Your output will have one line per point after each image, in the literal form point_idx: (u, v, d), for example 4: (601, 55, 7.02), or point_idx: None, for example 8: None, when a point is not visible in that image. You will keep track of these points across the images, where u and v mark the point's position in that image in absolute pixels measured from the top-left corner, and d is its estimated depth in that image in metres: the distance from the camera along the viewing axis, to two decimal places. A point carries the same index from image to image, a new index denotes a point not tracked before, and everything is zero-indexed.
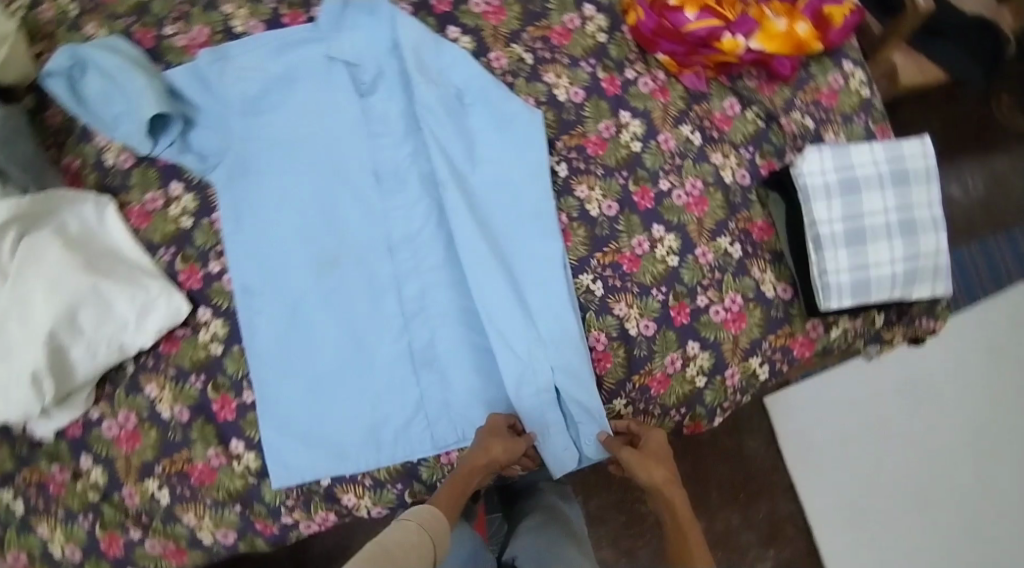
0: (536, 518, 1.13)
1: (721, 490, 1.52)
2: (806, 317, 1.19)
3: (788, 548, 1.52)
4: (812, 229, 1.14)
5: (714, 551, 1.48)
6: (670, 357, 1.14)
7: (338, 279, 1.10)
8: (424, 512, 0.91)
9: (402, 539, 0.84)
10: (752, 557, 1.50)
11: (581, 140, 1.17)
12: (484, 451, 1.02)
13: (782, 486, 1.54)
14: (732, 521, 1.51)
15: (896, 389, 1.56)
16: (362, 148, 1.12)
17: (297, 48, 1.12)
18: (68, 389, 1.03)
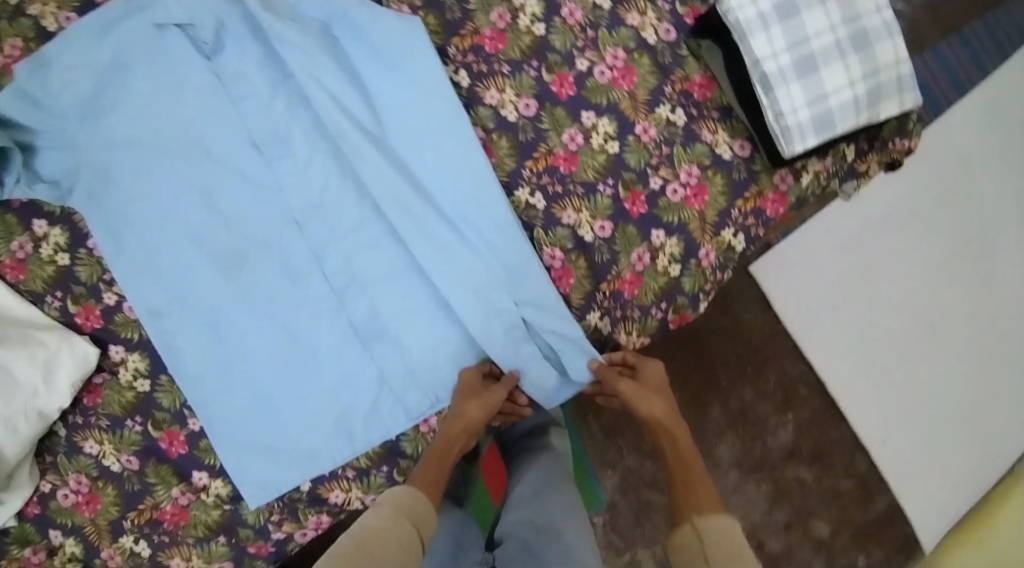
0: (529, 488, 1.01)
1: (727, 369, 1.45)
2: (773, 171, 1.06)
3: (805, 411, 1.45)
4: (757, 68, 1.00)
5: (733, 431, 1.45)
6: (636, 254, 1.03)
7: (249, 272, 0.98)
8: (403, 493, 0.88)
9: (377, 531, 0.82)
10: (773, 426, 1.45)
11: (475, 39, 1.02)
12: (460, 420, 0.95)
13: (788, 349, 1.46)
14: (745, 396, 1.45)
15: (871, 218, 1.51)
16: (230, 120, 0.98)
17: (118, 25, 0.94)
18: (3, 473, 0.93)
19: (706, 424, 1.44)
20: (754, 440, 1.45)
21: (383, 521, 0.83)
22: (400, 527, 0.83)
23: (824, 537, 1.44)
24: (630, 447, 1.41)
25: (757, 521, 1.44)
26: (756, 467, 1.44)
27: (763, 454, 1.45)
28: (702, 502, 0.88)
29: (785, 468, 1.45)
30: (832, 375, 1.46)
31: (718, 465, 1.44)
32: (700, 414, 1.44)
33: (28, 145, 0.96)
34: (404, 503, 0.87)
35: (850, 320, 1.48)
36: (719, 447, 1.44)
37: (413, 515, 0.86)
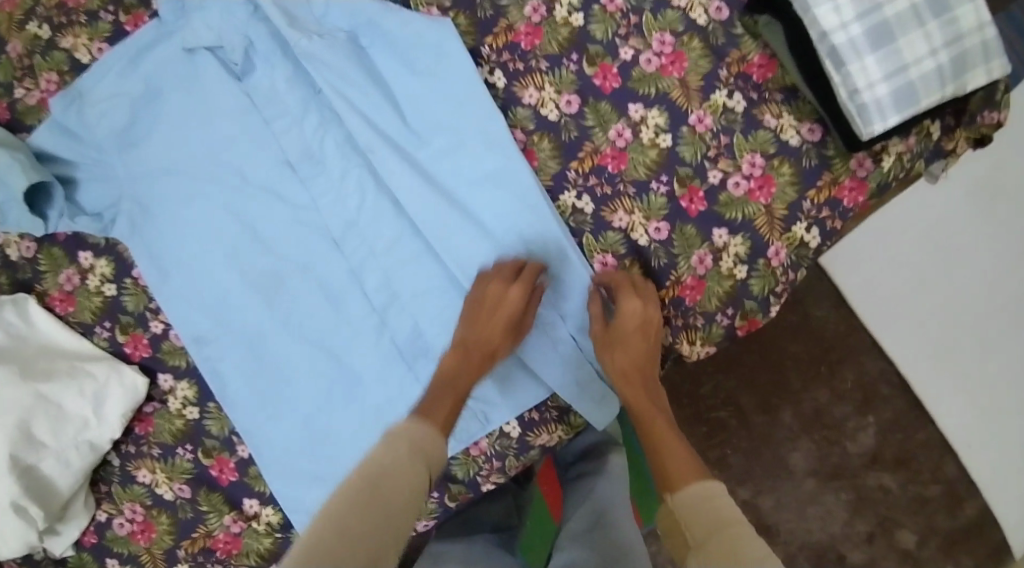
0: (581, 525, 0.94)
1: (799, 368, 1.33)
2: (849, 156, 0.94)
3: (888, 411, 1.31)
4: (824, 42, 0.89)
5: (809, 434, 1.32)
6: (697, 256, 0.94)
7: (289, 293, 0.96)
8: (418, 432, 0.75)
9: (391, 475, 0.69)
10: (852, 429, 1.31)
11: (509, 36, 0.98)
12: (488, 356, 0.87)
13: (866, 346, 1.32)
14: (820, 398, 1.32)
15: (961, 201, 1.30)
16: (263, 140, 0.97)
17: (152, 53, 0.96)
18: (58, 505, 0.93)
19: (779, 430, 1.32)
20: (831, 446, 1.31)
21: (396, 463, 0.71)
22: (415, 478, 0.71)
23: (911, 548, 1.29)
24: None
25: (836, 533, 1.30)
26: (834, 475, 1.31)
27: (841, 461, 1.31)
28: (679, 473, 0.75)
29: (867, 475, 1.31)
30: (913, 368, 1.30)
31: (791, 472, 1.32)
32: (771, 420, 1.32)
33: (68, 178, 0.96)
34: (416, 443, 0.74)
35: (927, 302, 1.30)
36: (793, 454, 1.32)
37: (425, 453, 0.74)
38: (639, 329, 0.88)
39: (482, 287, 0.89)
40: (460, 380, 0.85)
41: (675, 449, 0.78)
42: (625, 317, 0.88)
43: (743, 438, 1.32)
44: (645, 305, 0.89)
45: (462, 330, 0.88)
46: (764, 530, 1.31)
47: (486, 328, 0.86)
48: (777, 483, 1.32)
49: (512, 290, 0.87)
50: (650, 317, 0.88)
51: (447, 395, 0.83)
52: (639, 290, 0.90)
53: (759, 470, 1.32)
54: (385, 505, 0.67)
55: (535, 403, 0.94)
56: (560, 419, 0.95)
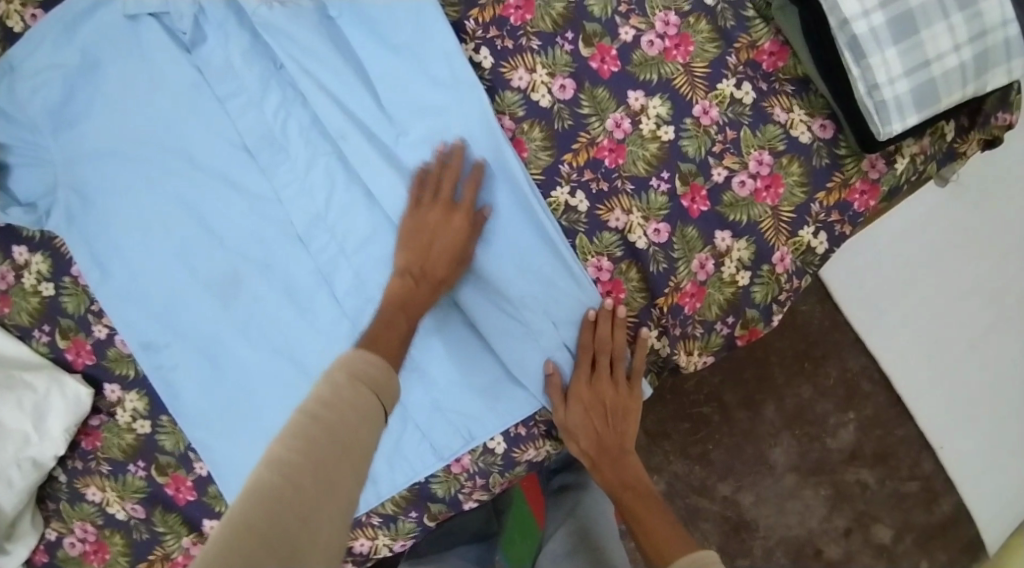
0: (563, 547, 0.96)
1: (784, 363, 1.30)
2: (861, 156, 0.88)
3: (868, 407, 1.29)
4: (844, 32, 0.82)
5: (790, 429, 1.29)
6: (697, 261, 0.87)
7: (249, 297, 0.86)
8: (369, 364, 0.65)
9: (339, 408, 0.59)
10: (833, 425, 1.29)
11: (497, 10, 0.87)
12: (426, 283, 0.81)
13: (849, 340, 1.29)
14: (802, 395, 1.29)
15: (971, 200, 1.28)
16: (218, 123, 0.86)
17: (88, 20, 0.84)
18: (6, 523, 0.84)
19: (760, 425, 1.29)
20: (812, 443, 1.29)
21: (340, 400, 0.61)
22: (364, 413, 0.62)
23: (886, 542, 1.29)
24: (676, 452, 1.28)
25: (814, 528, 1.29)
26: (813, 470, 1.29)
27: (820, 457, 1.29)
28: (670, 552, 0.77)
29: (845, 470, 1.29)
30: (897, 364, 1.28)
31: (772, 468, 1.29)
32: (753, 415, 1.29)
33: None
34: (363, 373, 0.64)
35: (910, 301, 1.28)
36: (774, 449, 1.29)
37: (373, 382, 0.64)
38: (593, 412, 0.84)
39: (419, 216, 0.82)
40: (406, 313, 0.79)
41: (664, 533, 0.79)
42: (575, 407, 0.84)
43: (726, 434, 1.29)
44: (594, 386, 0.85)
45: (403, 259, 0.81)
46: (741, 524, 1.28)
47: (432, 257, 0.81)
48: (758, 478, 1.29)
49: (455, 215, 0.81)
50: (605, 393, 0.85)
51: (396, 322, 0.77)
52: (596, 360, 0.85)
53: (740, 466, 1.29)
54: (327, 443, 0.56)
55: (522, 418, 0.88)
56: (547, 434, 0.89)
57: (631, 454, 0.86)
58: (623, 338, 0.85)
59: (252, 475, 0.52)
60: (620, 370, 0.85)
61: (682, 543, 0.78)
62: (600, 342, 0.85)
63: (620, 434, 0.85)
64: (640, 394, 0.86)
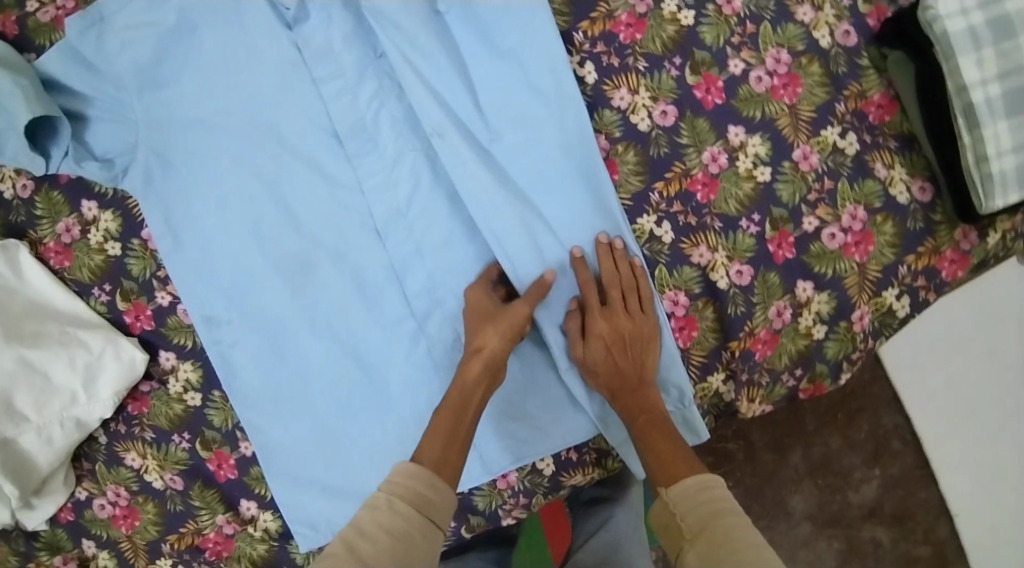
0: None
1: (816, 407, 1.20)
2: (955, 224, 0.86)
3: (895, 466, 1.18)
4: (960, 98, 0.80)
5: (813, 478, 1.19)
6: (775, 308, 0.86)
7: (319, 283, 0.86)
8: (415, 475, 0.67)
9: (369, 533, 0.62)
10: (856, 480, 1.19)
11: (608, 25, 0.85)
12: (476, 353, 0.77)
13: (887, 397, 1.19)
14: (830, 445, 1.19)
15: None
16: (310, 105, 0.86)
17: None
18: (37, 481, 0.83)
19: (783, 469, 1.20)
20: (832, 493, 1.19)
21: (381, 522, 0.63)
22: (407, 534, 0.63)
23: None
24: None
25: None
26: (830, 522, 1.19)
27: (839, 510, 1.19)
28: (678, 473, 0.72)
29: (861, 527, 1.19)
30: (936, 437, 1.16)
31: (789, 514, 1.19)
32: (779, 458, 1.20)
33: (78, 115, 0.85)
34: (404, 488, 0.66)
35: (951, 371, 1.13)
36: (793, 496, 1.20)
37: (418, 500, 0.66)
38: (613, 345, 0.80)
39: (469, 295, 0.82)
40: (466, 420, 0.75)
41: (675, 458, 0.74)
42: (596, 345, 0.80)
43: (747, 473, 1.19)
44: (613, 320, 0.80)
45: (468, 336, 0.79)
46: None
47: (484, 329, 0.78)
48: (773, 523, 1.19)
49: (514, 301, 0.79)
50: (623, 325, 0.80)
51: (441, 426, 0.73)
52: (609, 294, 0.82)
53: (757, 508, 1.19)
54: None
55: (575, 443, 0.86)
56: (597, 462, 0.88)
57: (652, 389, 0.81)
58: (628, 269, 0.82)
59: None
60: (633, 300, 0.82)
61: (692, 465, 0.73)
62: (608, 277, 0.82)
63: (638, 364, 0.81)
64: (654, 322, 0.82)
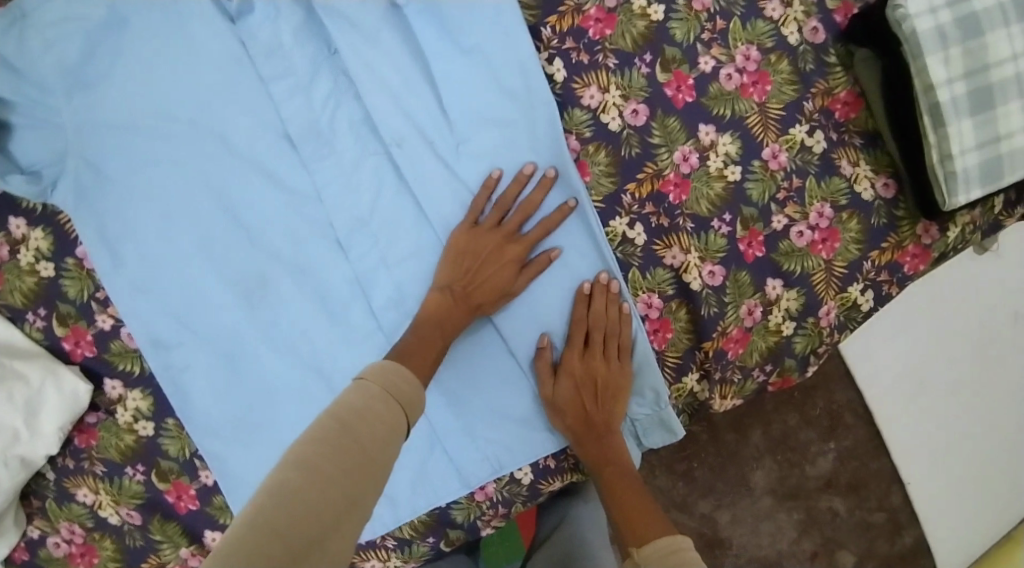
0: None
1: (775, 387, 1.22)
2: (917, 219, 0.88)
3: (848, 438, 1.21)
4: (927, 97, 0.82)
5: (772, 455, 1.22)
6: (746, 307, 0.86)
7: (278, 298, 0.82)
8: (393, 371, 0.64)
9: (364, 419, 0.59)
10: (813, 453, 1.22)
11: (577, 20, 0.82)
12: (464, 301, 0.78)
13: (841, 372, 1.21)
14: (789, 422, 1.22)
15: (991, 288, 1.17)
16: (261, 109, 0.80)
17: None
18: None
19: (745, 447, 1.22)
20: (791, 468, 1.22)
21: (371, 407, 0.60)
22: (391, 420, 0.61)
23: None
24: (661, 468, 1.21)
25: (783, 550, 1.22)
26: (789, 495, 1.22)
27: (798, 483, 1.22)
28: (647, 533, 0.70)
29: (819, 498, 1.22)
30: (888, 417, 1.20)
31: (750, 489, 1.22)
32: (740, 437, 1.21)
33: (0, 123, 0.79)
34: (397, 388, 0.64)
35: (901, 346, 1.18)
36: (755, 472, 1.22)
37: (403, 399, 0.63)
38: (584, 389, 0.81)
39: (475, 235, 0.79)
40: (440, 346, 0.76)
41: (643, 510, 0.74)
42: (565, 383, 0.81)
43: (711, 454, 1.21)
44: (587, 362, 0.82)
45: (449, 274, 0.79)
46: (717, 543, 1.22)
47: (476, 278, 0.78)
48: (736, 498, 1.22)
49: (512, 246, 0.80)
50: (596, 368, 0.82)
51: (433, 344, 0.75)
52: (591, 336, 0.82)
53: (722, 485, 1.21)
54: (352, 452, 0.57)
55: (553, 452, 0.86)
56: (574, 468, 0.87)
57: (619, 438, 0.82)
58: (616, 312, 0.82)
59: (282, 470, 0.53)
60: (612, 346, 0.82)
61: (660, 522, 0.72)
62: (594, 316, 0.82)
63: (607, 415, 0.82)
64: (630, 372, 0.83)
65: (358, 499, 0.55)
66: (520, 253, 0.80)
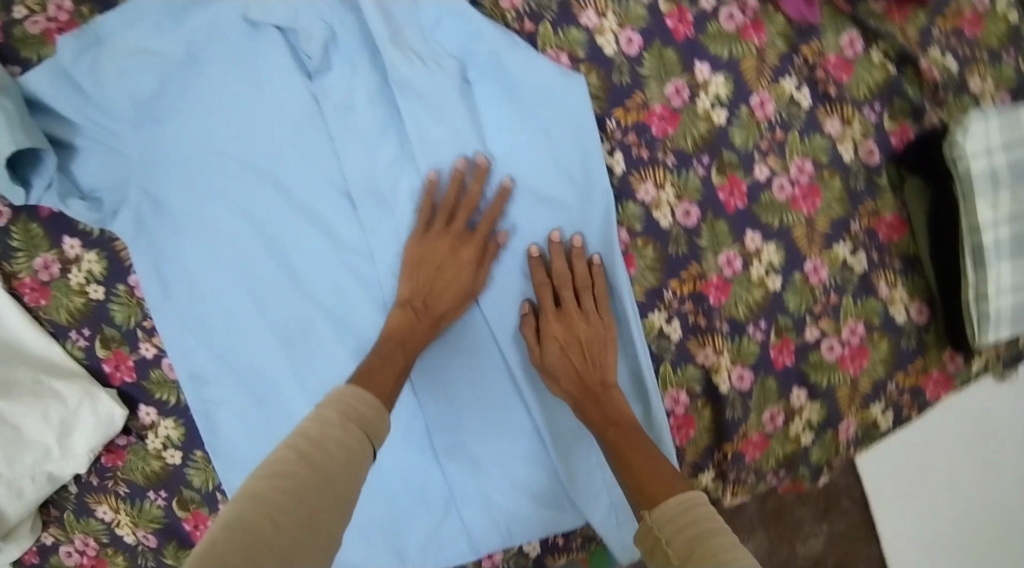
0: None
1: None
2: (945, 348, 0.91)
3: None
4: (971, 237, 0.84)
5: None
6: (769, 413, 0.87)
7: (316, 350, 0.83)
8: (347, 396, 0.66)
9: (321, 444, 0.59)
10: None
11: (641, 115, 0.83)
12: (424, 312, 0.79)
13: None
14: None
15: None
16: (324, 163, 0.81)
17: (202, 10, 0.77)
18: (4, 530, 0.82)
19: None
20: None
21: (328, 434, 0.61)
22: (351, 447, 0.61)
23: None
24: None
25: None
26: None
27: None
28: (656, 494, 0.69)
29: None
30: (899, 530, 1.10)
31: None
32: None
33: (65, 144, 0.79)
34: (352, 410, 0.65)
35: (982, 440, 1.04)
36: None
37: (361, 421, 0.64)
38: (570, 349, 0.80)
39: (428, 242, 0.80)
40: (407, 348, 0.78)
41: (650, 469, 0.73)
42: (552, 347, 0.80)
43: None
44: (567, 321, 0.81)
45: (406, 288, 0.80)
46: None
47: (435, 289, 0.79)
48: None
49: (464, 248, 0.80)
50: (578, 328, 0.81)
51: (390, 362, 0.76)
52: (563, 296, 0.81)
53: None
54: (310, 479, 0.56)
55: (564, 530, 0.88)
56: (581, 547, 0.92)
57: (615, 392, 0.81)
58: (584, 268, 0.82)
59: (232, 505, 0.53)
60: (586, 300, 0.81)
61: (670, 483, 0.70)
62: (561, 277, 0.81)
63: (599, 371, 0.81)
64: (610, 322, 0.82)
65: (318, 529, 0.54)
66: (475, 252, 0.80)
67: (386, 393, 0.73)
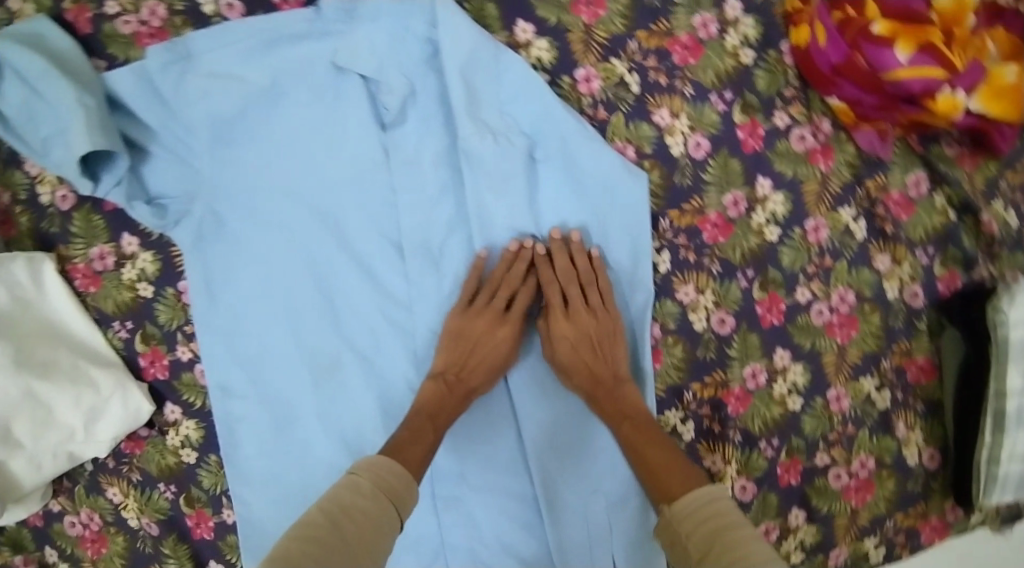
0: None
1: None
2: (947, 498, 0.92)
3: None
4: (996, 401, 0.85)
5: None
6: (764, 527, 0.88)
7: (340, 385, 0.85)
8: (378, 464, 0.69)
9: (350, 513, 0.63)
10: None
11: (696, 220, 0.84)
12: (449, 380, 0.81)
13: None
14: None
15: None
16: (381, 211, 0.84)
17: (290, 47, 0.80)
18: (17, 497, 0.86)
19: None
20: None
21: (358, 503, 0.65)
22: (380, 516, 0.65)
23: None
24: None
25: None
26: None
27: None
28: (674, 491, 0.72)
29: None
30: None
31: None
32: None
33: (140, 147, 0.82)
34: (384, 480, 0.68)
35: None
36: None
37: (390, 491, 0.67)
38: (580, 347, 0.81)
39: (467, 319, 0.82)
40: (441, 419, 0.80)
41: (665, 462, 0.76)
42: (564, 346, 0.81)
43: None
44: (574, 320, 0.81)
45: (442, 362, 0.82)
46: None
47: (469, 362, 0.81)
48: None
49: (500, 328, 0.82)
50: (586, 325, 0.81)
51: (424, 432, 0.78)
52: (568, 295, 0.82)
53: None
54: (337, 545, 0.60)
55: None
56: None
57: (630, 387, 0.82)
58: (586, 263, 0.82)
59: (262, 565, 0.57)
60: (593, 296, 0.82)
61: (688, 478, 0.73)
62: (566, 275, 0.82)
63: (611, 366, 0.82)
64: (615, 314, 0.83)
65: None
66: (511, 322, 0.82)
67: (419, 467, 0.74)
